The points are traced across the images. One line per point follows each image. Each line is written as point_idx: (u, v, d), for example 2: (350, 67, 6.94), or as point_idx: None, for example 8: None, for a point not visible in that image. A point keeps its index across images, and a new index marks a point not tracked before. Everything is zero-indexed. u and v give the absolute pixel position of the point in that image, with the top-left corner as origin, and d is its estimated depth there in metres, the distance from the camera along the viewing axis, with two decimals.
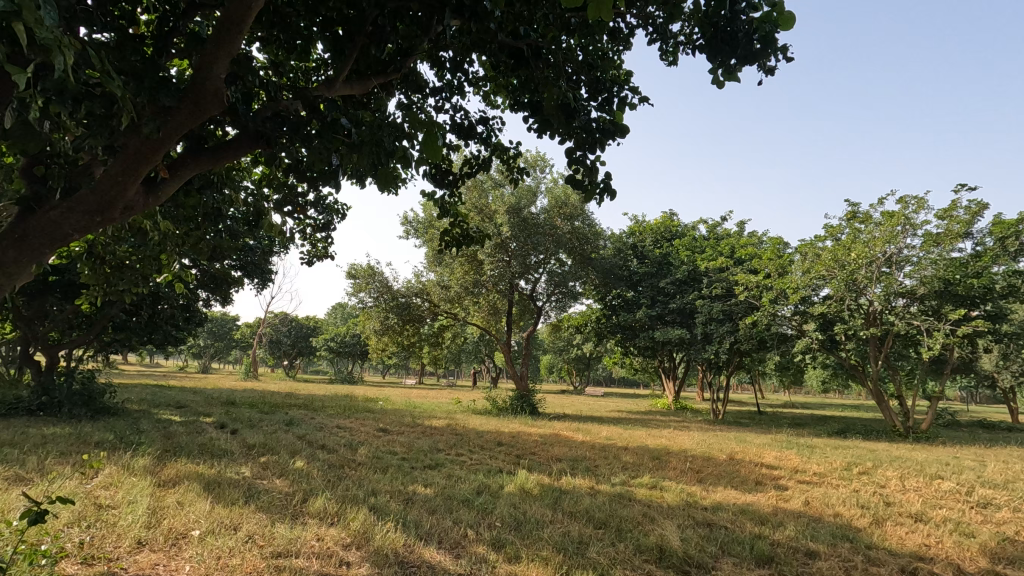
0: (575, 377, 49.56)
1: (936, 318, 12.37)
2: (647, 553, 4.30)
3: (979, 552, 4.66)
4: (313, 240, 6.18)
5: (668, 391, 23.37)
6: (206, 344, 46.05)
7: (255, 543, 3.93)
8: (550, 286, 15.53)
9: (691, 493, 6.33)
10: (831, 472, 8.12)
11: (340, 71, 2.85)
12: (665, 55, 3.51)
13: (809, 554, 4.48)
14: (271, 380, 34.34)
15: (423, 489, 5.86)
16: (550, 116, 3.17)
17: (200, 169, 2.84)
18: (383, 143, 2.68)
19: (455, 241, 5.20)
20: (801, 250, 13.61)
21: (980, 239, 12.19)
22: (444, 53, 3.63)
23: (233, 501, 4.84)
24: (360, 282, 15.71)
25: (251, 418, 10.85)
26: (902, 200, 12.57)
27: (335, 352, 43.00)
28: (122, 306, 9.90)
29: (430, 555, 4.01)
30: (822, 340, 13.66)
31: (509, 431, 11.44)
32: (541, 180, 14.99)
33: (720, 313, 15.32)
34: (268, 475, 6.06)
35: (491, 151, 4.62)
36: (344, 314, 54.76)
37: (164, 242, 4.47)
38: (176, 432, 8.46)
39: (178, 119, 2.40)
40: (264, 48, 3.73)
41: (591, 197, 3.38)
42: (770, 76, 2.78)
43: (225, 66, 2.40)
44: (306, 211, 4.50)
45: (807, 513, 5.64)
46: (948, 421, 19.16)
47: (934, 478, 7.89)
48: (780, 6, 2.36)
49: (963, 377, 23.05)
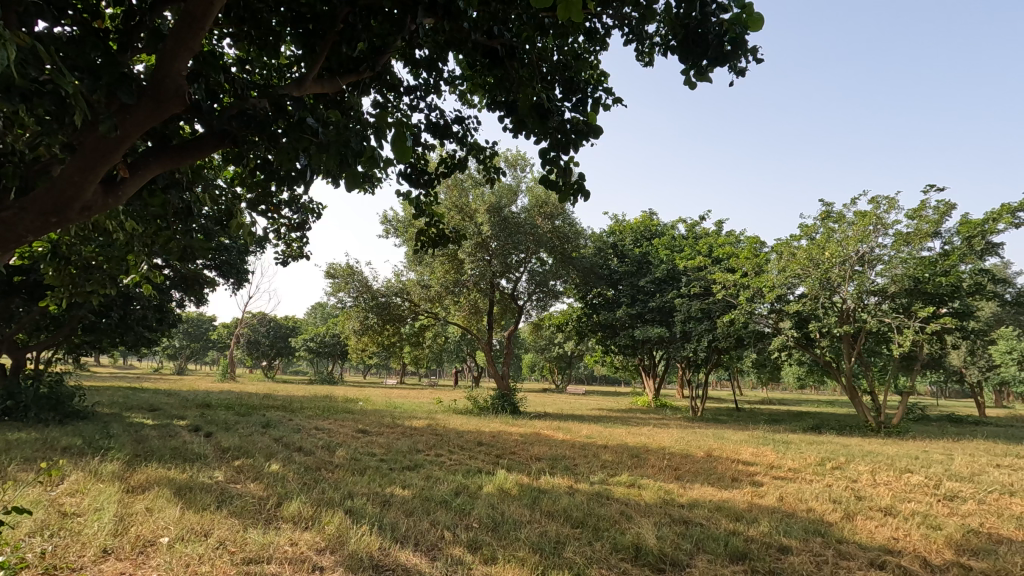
0: (558, 377, 49.78)
1: (906, 315, 12.67)
2: (623, 552, 4.32)
3: (945, 544, 4.77)
4: (289, 240, 6.10)
5: (648, 389, 23.59)
6: (181, 346, 45.14)
7: (226, 549, 3.85)
8: (531, 286, 15.59)
9: (668, 490, 6.38)
10: (805, 467, 8.27)
11: (310, 69, 2.79)
12: (641, 56, 3.53)
13: (781, 549, 4.55)
14: (249, 380, 33.99)
15: (402, 491, 5.82)
16: (524, 117, 3.16)
17: (162, 169, 2.75)
18: (351, 144, 2.62)
19: (431, 241, 5.16)
20: (777, 249, 13.83)
21: (948, 238, 12.47)
22: (417, 51, 3.60)
23: (204, 507, 4.72)
24: (339, 282, 15.49)
25: (227, 420, 10.63)
26: (874, 200, 12.83)
27: (315, 352, 42.39)
28: (91, 307, 9.64)
29: (406, 557, 3.97)
30: (798, 338, 13.92)
31: (489, 431, 11.39)
32: (521, 179, 14.97)
33: (698, 311, 15.54)
34: (242, 479, 5.94)
35: (467, 150, 4.60)
36: (324, 314, 54.01)
37: (131, 242, 4.36)
38: (148, 436, 8.26)
39: (137, 117, 2.32)
40: (235, 45, 3.66)
41: (566, 197, 3.39)
42: (741, 78, 2.81)
43: (187, 63, 2.33)
44: (280, 211, 4.43)
45: (781, 509, 5.72)
46: (918, 415, 19.67)
47: (904, 472, 8.08)
48: (749, 7, 2.38)
49: (933, 373, 23.65)
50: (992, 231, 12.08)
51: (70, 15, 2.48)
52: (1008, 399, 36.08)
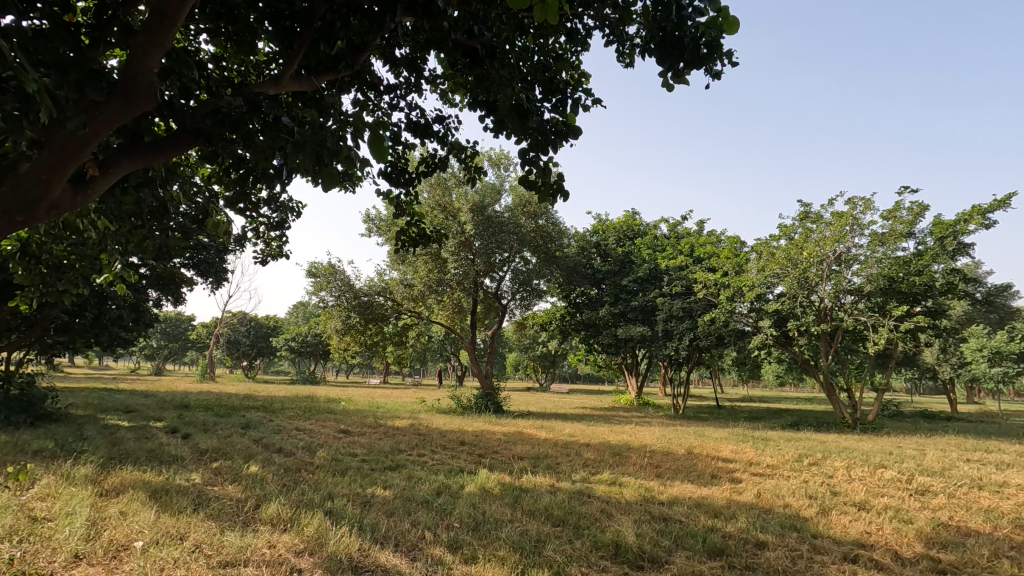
0: (542, 375, 49.94)
1: (881, 314, 12.95)
2: (603, 549, 4.36)
3: (915, 537, 4.90)
4: (267, 239, 6.03)
5: (631, 387, 23.77)
6: (159, 345, 44.30)
7: (202, 552, 3.81)
8: (514, 285, 15.63)
9: (648, 488, 6.43)
10: (783, 464, 8.41)
11: (288, 66, 2.76)
12: (622, 56, 3.54)
13: (758, 545, 4.63)
14: (229, 380, 33.54)
15: (383, 491, 5.80)
16: (504, 117, 3.18)
17: (134, 167, 2.70)
18: (327, 143, 2.60)
19: (412, 240, 5.14)
20: (757, 249, 14.03)
21: (921, 238, 12.75)
22: (397, 51, 3.59)
23: (180, 509, 4.66)
24: (320, 281, 15.33)
25: (205, 421, 10.49)
26: (851, 201, 13.08)
27: (296, 351, 41.90)
28: (64, 307, 9.42)
29: (386, 559, 3.95)
30: (776, 336, 14.13)
31: (472, 430, 11.36)
32: (504, 178, 14.95)
33: (679, 310, 15.73)
34: (220, 480, 5.87)
35: (448, 150, 4.59)
36: (306, 313, 53.37)
37: (105, 241, 4.28)
38: (124, 438, 8.09)
39: (107, 115, 2.27)
40: (210, 42, 3.61)
41: (545, 197, 3.43)
42: (717, 80, 2.86)
43: (158, 59, 2.29)
44: (258, 209, 4.38)
45: (758, 505, 5.81)
46: (892, 412, 20.12)
47: (878, 467, 8.27)
48: (724, 11, 2.42)
49: (907, 371, 24.19)
50: (964, 232, 12.39)
51: (39, 8, 2.41)
52: (979, 396, 37.06)
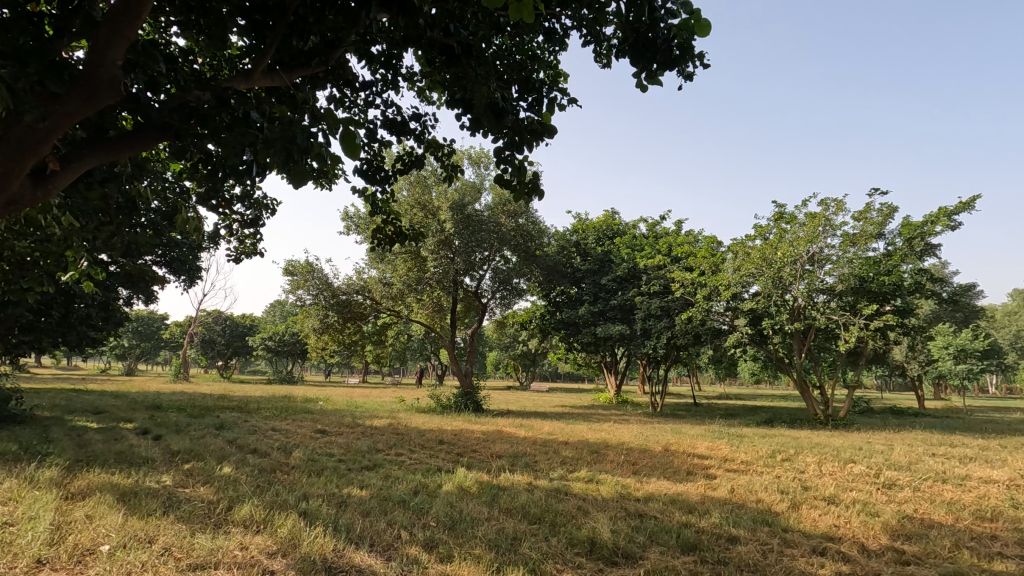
0: (522, 374, 50.05)
1: (852, 313, 13.26)
2: (579, 546, 4.40)
3: (881, 530, 5.03)
4: (241, 237, 5.94)
5: (610, 385, 23.96)
6: (130, 345, 43.20)
7: (171, 555, 3.73)
8: (494, 284, 15.62)
9: (625, 485, 6.51)
10: (756, 459, 8.57)
11: (259, 62, 2.72)
12: (599, 57, 3.57)
13: (730, 539, 4.71)
14: (203, 380, 32.90)
15: (359, 491, 5.75)
16: (479, 116, 3.19)
17: (98, 163, 2.65)
18: (297, 140, 2.57)
19: (389, 238, 5.11)
20: (733, 249, 14.26)
21: (891, 239, 13.06)
22: (373, 47, 3.57)
23: (149, 512, 4.56)
24: (297, 279, 15.09)
25: (178, 422, 10.27)
26: (824, 202, 13.35)
27: (273, 351, 41.21)
28: (29, 306, 9.14)
29: (360, 559, 3.92)
30: (752, 335, 14.38)
31: (451, 429, 11.32)
32: (484, 176, 14.91)
33: (658, 309, 15.89)
34: (192, 482, 5.75)
35: (425, 147, 4.57)
36: (283, 312, 52.52)
37: (70, 237, 4.17)
38: (92, 440, 7.88)
39: (68, 109, 2.22)
40: (180, 35, 3.52)
41: (521, 196, 3.47)
42: (689, 81, 2.92)
43: (122, 52, 2.23)
44: (231, 206, 4.31)
45: (731, 501, 5.92)
46: (863, 409, 20.62)
47: (848, 462, 8.47)
48: (696, 14, 2.47)
49: (877, 369, 24.82)
50: (931, 233, 12.74)
51: None
52: (945, 392, 38.35)
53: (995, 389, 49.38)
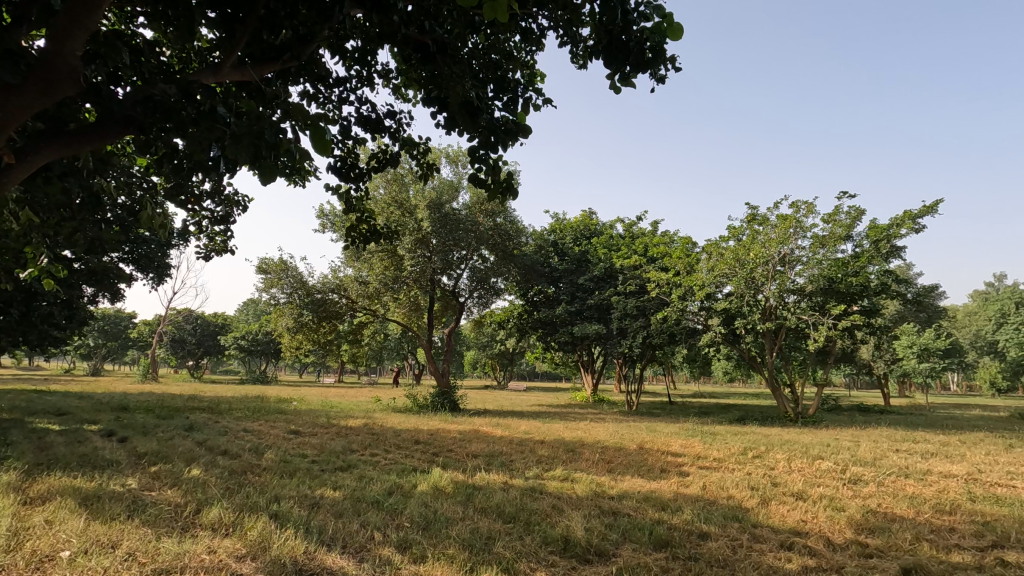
0: (499, 373, 49.99)
1: (821, 313, 13.57)
2: (552, 544, 4.42)
3: (846, 524, 5.17)
4: (211, 234, 5.82)
5: (587, 384, 24.13)
6: (95, 345, 41.89)
7: (136, 560, 3.63)
8: (472, 283, 15.57)
9: (599, 483, 6.57)
10: (728, 456, 8.73)
11: (228, 55, 2.67)
12: (575, 58, 3.59)
13: (702, 535, 4.79)
14: (173, 381, 32.20)
15: (331, 493, 5.66)
16: (454, 114, 3.18)
17: (55, 156, 2.58)
18: (265, 135, 2.50)
19: (364, 236, 5.04)
20: (707, 249, 14.47)
21: (858, 241, 13.38)
22: (347, 42, 3.53)
23: (113, 516, 4.43)
24: (271, 277, 14.80)
25: (145, 424, 9.97)
26: (795, 204, 13.64)
27: (246, 350, 40.35)
28: None
29: (332, 561, 3.87)
30: (725, 334, 14.62)
31: (427, 429, 11.26)
32: (461, 175, 14.85)
33: (634, 308, 16.05)
34: (158, 485, 5.60)
35: (400, 145, 4.54)
36: (256, 311, 51.53)
37: (30, 232, 4.04)
38: (53, 443, 7.61)
39: (24, 99, 2.15)
40: (147, 26, 3.42)
41: (495, 196, 3.47)
42: (661, 84, 2.96)
43: (81, 42, 2.15)
44: (199, 201, 4.21)
45: (703, 497, 6.03)
46: (832, 407, 21.15)
47: (815, 459, 8.67)
48: (669, 17, 2.50)
49: (846, 367, 25.48)
50: (896, 235, 13.10)
51: None
52: (908, 390, 39.74)
53: (957, 388, 51.13)
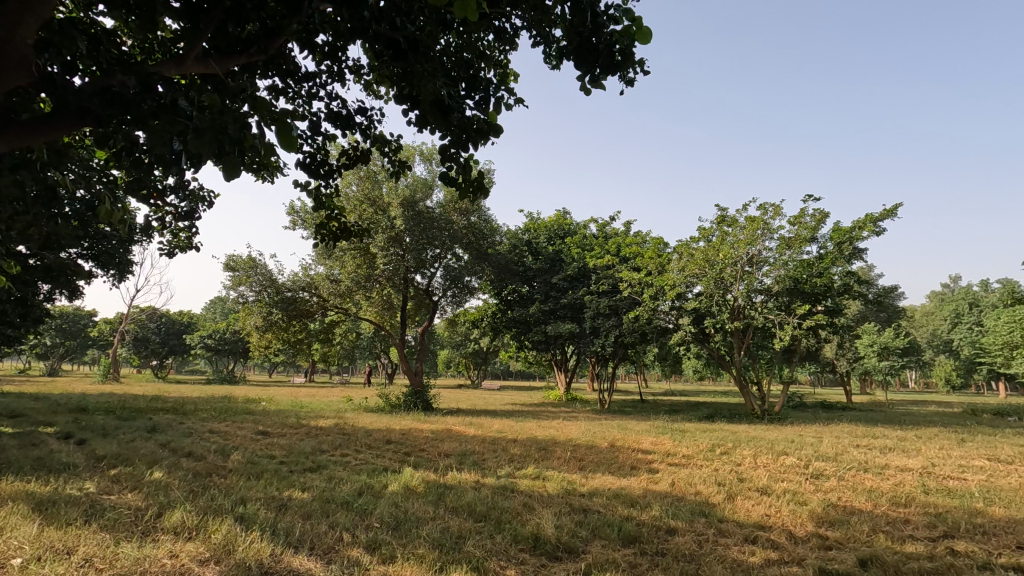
0: (473, 372, 49.73)
1: (787, 313, 13.91)
2: (523, 542, 4.44)
3: (807, 517, 5.32)
4: (174, 230, 5.67)
5: (560, 383, 24.25)
6: (53, 343, 40.30)
7: (93, 566, 3.52)
8: (445, 282, 15.50)
9: (571, 481, 6.62)
10: (696, 453, 8.91)
11: (191, 46, 2.59)
12: (548, 59, 3.61)
13: (669, 531, 4.87)
14: (135, 381, 31.20)
15: (300, 494, 5.58)
16: (425, 113, 3.15)
17: (6, 147, 2.47)
18: (229, 130, 2.45)
19: (334, 234, 4.97)
20: (678, 249, 14.69)
21: (822, 243, 13.76)
22: (317, 36, 3.48)
23: (69, 521, 4.28)
24: (239, 275, 14.46)
25: (104, 425, 9.63)
26: (763, 206, 13.94)
27: (212, 349, 39.28)
28: None
29: (299, 562, 3.81)
30: (694, 332, 14.86)
31: (398, 428, 11.17)
32: (434, 172, 14.75)
33: (607, 308, 16.18)
34: (118, 489, 5.43)
35: (371, 142, 4.50)
36: (224, 309, 50.28)
37: None
38: (5, 446, 7.29)
39: None
40: (106, 14, 3.31)
41: (466, 194, 3.45)
42: (630, 86, 3.00)
43: (33, 30, 2.06)
44: (161, 196, 4.09)
45: (671, 493, 6.13)
46: (796, 403, 21.70)
47: (780, 455, 8.91)
48: (638, 21, 2.53)
49: (811, 365, 26.19)
50: (858, 237, 13.51)
51: None
52: (869, 387, 41.03)
53: (915, 385, 53.03)
